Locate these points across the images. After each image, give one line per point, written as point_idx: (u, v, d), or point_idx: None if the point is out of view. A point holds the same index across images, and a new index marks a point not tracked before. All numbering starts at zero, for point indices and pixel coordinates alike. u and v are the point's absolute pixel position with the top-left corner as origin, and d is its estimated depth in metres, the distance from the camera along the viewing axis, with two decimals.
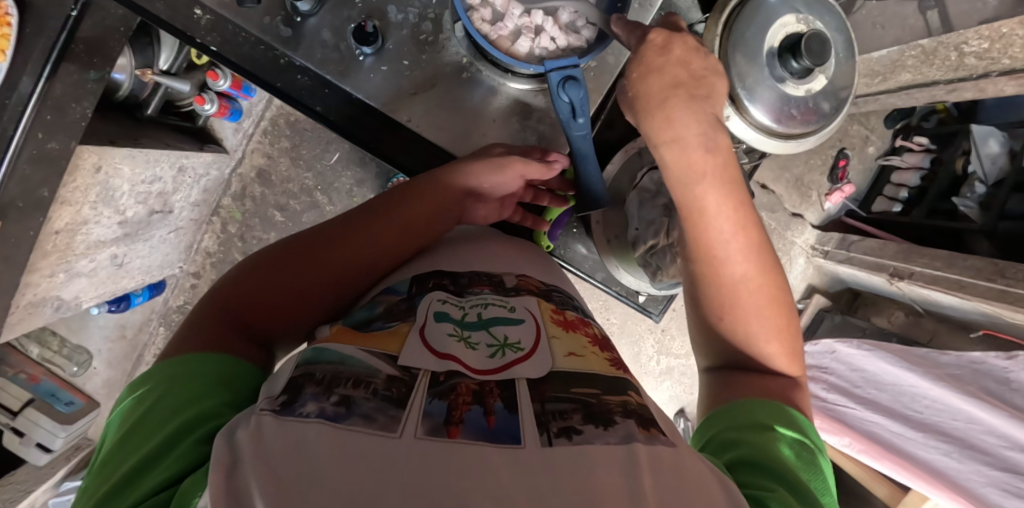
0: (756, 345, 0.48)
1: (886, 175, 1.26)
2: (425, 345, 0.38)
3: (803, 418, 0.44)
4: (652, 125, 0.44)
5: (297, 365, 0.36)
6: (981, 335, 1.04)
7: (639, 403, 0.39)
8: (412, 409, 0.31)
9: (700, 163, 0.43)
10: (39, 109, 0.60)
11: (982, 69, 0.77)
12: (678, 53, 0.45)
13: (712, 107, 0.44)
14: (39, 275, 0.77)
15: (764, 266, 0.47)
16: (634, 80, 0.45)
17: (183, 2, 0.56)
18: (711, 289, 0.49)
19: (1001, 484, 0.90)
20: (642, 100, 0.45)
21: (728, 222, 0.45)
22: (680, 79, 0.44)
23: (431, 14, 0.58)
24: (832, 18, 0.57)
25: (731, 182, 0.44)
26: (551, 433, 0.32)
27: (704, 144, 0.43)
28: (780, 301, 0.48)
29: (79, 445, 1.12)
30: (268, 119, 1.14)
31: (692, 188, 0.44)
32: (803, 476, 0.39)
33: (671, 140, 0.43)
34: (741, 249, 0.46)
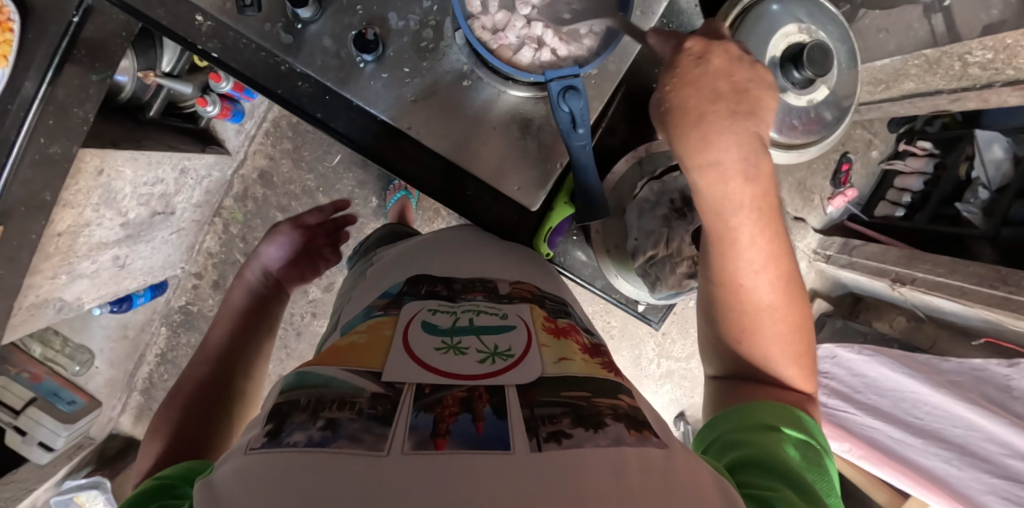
0: (772, 362, 0.47)
1: (888, 180, 1.23)
2: (410, 358, 0.39)
3: (809, 419, 0.44)
4: (687, 142, 0.42)
5: (281, 392, 0.37)
6: (984, 343, 1.04)
7: (631, 405, 0.38)
8: (397, 426, 0.32)
9: (737, 193, 0.41)
10: (41, 113, 0.61)
11: (986, 79, 0.77)
12: (718, 62, 0.43)
13: (754, 126, 0.41)
14: (41, 276, 0.77)
15: (789, 291, 0.46)
16: (670, 93, 0.43)
17: (185, 8, 0.56)
18: (732, 309, 0.47)
19: (1002, 492, 0.91)
20: (676, 113, 0.42)
21: (760, 251, 0.43)
22: (719, 92, 0.41)
23: (432, 21, 0.58)
24: (836, 27, 0.56)
25: (765, 209, 0.42)
26: (541, 438, 0.32)
27: (743, 171, 0.40)
28: (801, 325, 0.47)
29: (81, 444, 1.13)
30: (271, 120, 1.15)
31: (724, 215, 0.42)
32: (809, 476, 0.38)
33: (711, 164, 0.41)
34: (768, 275, 0.44)
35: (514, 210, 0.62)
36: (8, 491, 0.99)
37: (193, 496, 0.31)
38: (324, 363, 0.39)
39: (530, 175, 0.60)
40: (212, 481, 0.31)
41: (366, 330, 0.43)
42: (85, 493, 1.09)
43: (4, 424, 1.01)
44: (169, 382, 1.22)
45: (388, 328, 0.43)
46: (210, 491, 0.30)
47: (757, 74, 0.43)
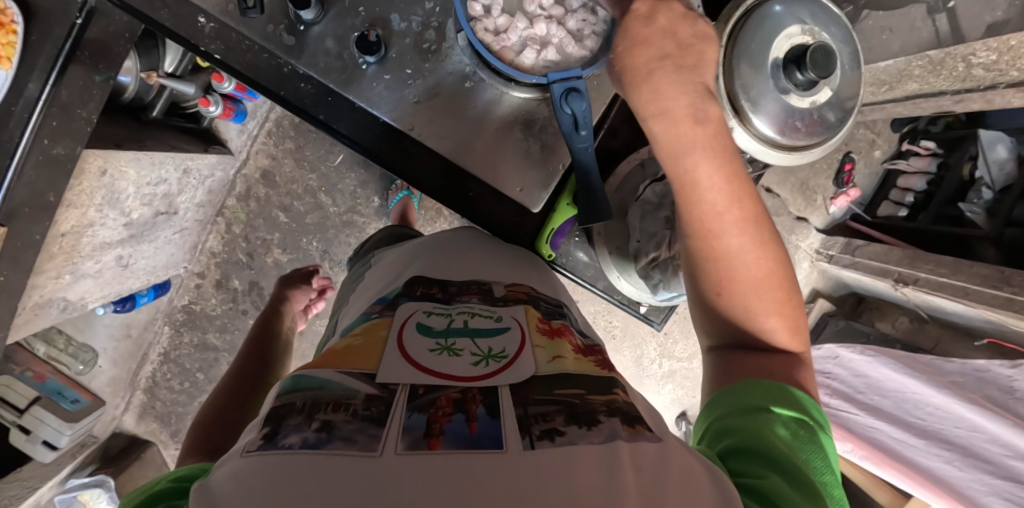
0: (757, 324, 0.46)
1: (892, 179, 1.24)
2: (404, 361, 0.38)
3: (803, 396, 0.42)
4: (640, 98, 0.43)
5: (279, 395, 0.37)
6: (986, 344, 1.04)
7: (626, 401, 0.38)
8: (391, 426, 0.32)
9: (690, 135, 0.42)
10: (45, 114, 0.61)
11: (990, 80, 0.77)
12: (664, 21, 0.43)
13: (700, 77, 0.43)
14: (45, 277, 0.78)
15: (761, 237, 0.44)
16: (621, 54, 0.44)
17: (187, 10, 0.56)
18: (708, 267, 0.46)
19: (1003, 493, 0.90)
20: (629, 74, 0.43)
21: (721, 194, 0.43)
22: (666, 51, 0.42)
23: (435, 22, 0.58)
24: (839, 29, 0.56)
25: (721, 150, 0.42)
26: (534, 436, 0.32)
27: (693, 115, 0.41)
28: (779, 276, 0.45)
29: (84, 442, 1.13)
30: (273, 120, 1.15)
31: (681, 160, 0.42)
32: (803, 457, 0.38)
33: (659, 114, 0.42)
34: (735, 223, 0.44)
35: (514, 210, 0.62)
36: (11, 489, 0.99)
37: (190, 498, 0.31)
38: (319, 366, 0.39)
39: (530, 178, 0.60)
40: (207, 485, 0.31)
41: (361, 334, 0.43)
42: (89, 492, 1.10)
43: (8, 422, 1.02)
44: (172, 381, 1.23)
45: (383, 329, 0.43)
46: (206, 494, 0.30)
47: (701, 29, 0.44)
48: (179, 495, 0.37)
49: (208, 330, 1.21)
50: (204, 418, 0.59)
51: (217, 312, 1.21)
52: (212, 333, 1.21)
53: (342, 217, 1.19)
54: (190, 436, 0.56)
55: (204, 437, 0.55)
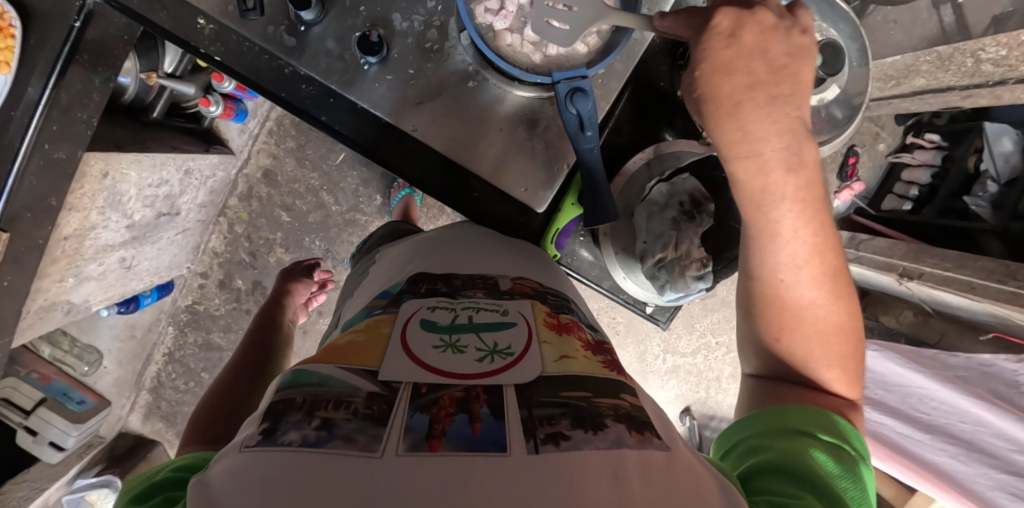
0: (814, 365, 0.45)
1: (896, 173, 1.23)
2: (407, 356, 0.39)
3: (846, 427, 0.42)
4: (725, 134, 0.41)
5: (279, 390, 0.37)
6: (991, 337, 1.03)
7: (633, 405, 0.38)
8: (393, 426, 0.32)
9: (780, 182, 0.41)
10: (46, 117, 0.60)
11: (999, 76, 0.75)
12: (750, 37, 0.40)
13: (795, 109, 0.40)
14: (49, 280, 0.77)
15: (835, 290, 0.44)
16: (700, 79, 0.41)
17: (187, 12, 0.55)
18: (770, 305, 0.45)
19: (1009, 488, 0.88)
20: (711, 102, 0.41)
21: (804, 245, 0.42)
22: (755, 76, 0.40)
23: (436, 21, 0.58)
24: (848, 25, 0.55)
25: (811, 202, 0.42)
26: (538, 439, 0.32)
27: (786, 160, 0.40)
28: (847, 324, 0.45)
29: (91, 443, 1.14)
30: (274, 119, 1.15)
31: (764, 207, 0.42)
32: (842, 485, 0.37)
33: (746, 156, 0.41)
34: (812, 273, 0.43)
35: (518, 209, 0.61)
36: (19, 491, 1.00)
37: (188, 493, 0.31)
38: (320, 361, 0.39)
39: (536, 177, 0.60)
40: (206, 479, 0.31)
41: (363, 329, 0.43)
42: (97, 491, 1.09)
43: (15, 424, 1.02)
44: (176, 381, 1.23)
45: (386, 326, 0.43)
46: (205, 489, 0.30)
47: (794, 43, 0.41)
48: (178, 486, 0.36)
49: (212, 331, 1.21)
50: (206, 404, 0.59)
51: (221, 312, 1.21)
52: (216, 333, 1.22)
53: (344, 216, 1.19)
54: (191, 420, 0.57)
55: (205, 422, 0.55)
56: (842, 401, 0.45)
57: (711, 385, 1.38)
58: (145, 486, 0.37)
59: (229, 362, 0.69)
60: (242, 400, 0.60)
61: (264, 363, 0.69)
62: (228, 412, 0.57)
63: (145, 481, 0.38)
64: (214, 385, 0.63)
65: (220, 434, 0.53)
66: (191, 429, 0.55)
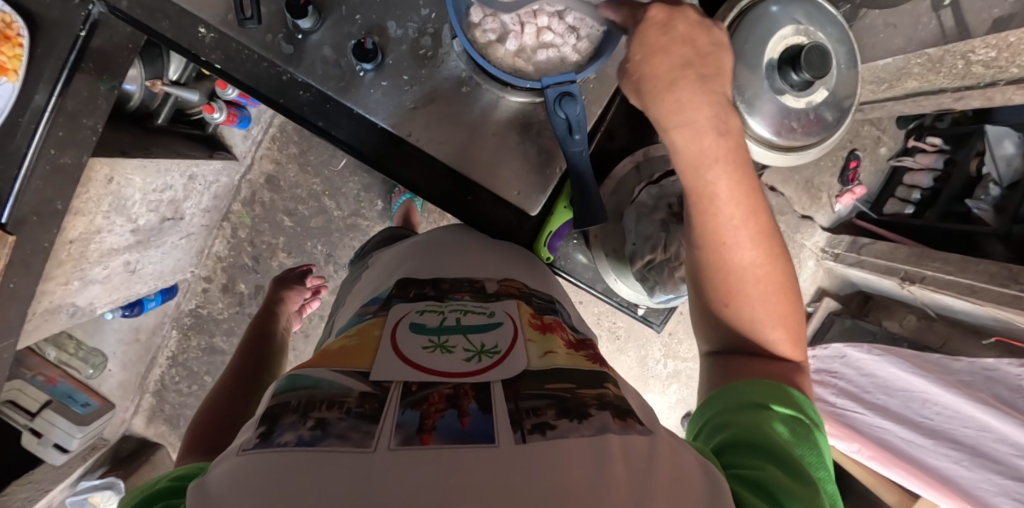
0: (761, 332, 0.47)
1: (898, 177, 1.24)
2: (396, 356, 0.39)
3: (800, 398, 0.43)
4: (662, 107, 0.44)
5: (274, 396, 0.38)
6: (995, 342, 1.03)
7: (617, 394, 0.38)
8: (385, 423, 0.32)
9: (712, 147, 0.43)
10: (52, 123, 0.62)
11: (990, 77, 0.76)
12: (682, 29, 0.45)
13: (720, 87, 0.44)
14: (55, 283, 0.79)
15: (770, 249, 0.46)
16: (638, 63, 0.45)
17: (188, 21, 0.57)
18: (715, 275, 0.46)
19: (1013, 493, 0.88)
20: (648, 79, 0.45)
21: (738, 206, 0.44)
22: (688, 58, 0.44)
23: (430, 29, 0.59)
24: (835, 29, 0.56)
25: (739, 162, 0.44)
26: (525, 430, 0.32)
27: (715, 127, 0.43)
28: (784, 285, 0.46)
29: (95, 445, 1.15)
30: (277, 125, 1.17)
31: (701, 172, 0.44)
32: (797, 452, 0.38)
33: (682, 125, 0.44)
34: (748, 233, 0.45)
35: (512, 213, 0.62)
36: (24, 492, 1.01)
37: (187, 496, 0.31)
38: (314, 366, 0.40)
39: (529, 181, 0.60)
40: (203, 483, 0.31)
41: (356, 332, 0.44)
42: (100, 493, 1.10)
43: (21, 425, 1.03)
44: (180, 384, 1.24)
45: (377, 329, 0.43)
46: (202, 491, 0.30)
47: (717, 38, 0.46)
48: (179, 493, 0.37)
49: (215, 334, 1.23)
50: (204, 413, 0.61)
51: (224, 316, 1.22)
52: (219, 337, 1.23)
53: (346, 221, 1.20)
54: (191, 430, 0.58)
55: (203, 432, 0.56)
56: (789, 366, 0.47)
57: None
58: (147, 494, 0.38)
59: (226, 372, 0.69)
60: (240, 410, 0.61)
61: (259, 371, 0.70)
62: (226, 423, 0.58)
63: (146, 489, 0.39)
64: (212, 394, 0.65)
65: (218, 445, 0.55)
66: (190, 441, 0.56)
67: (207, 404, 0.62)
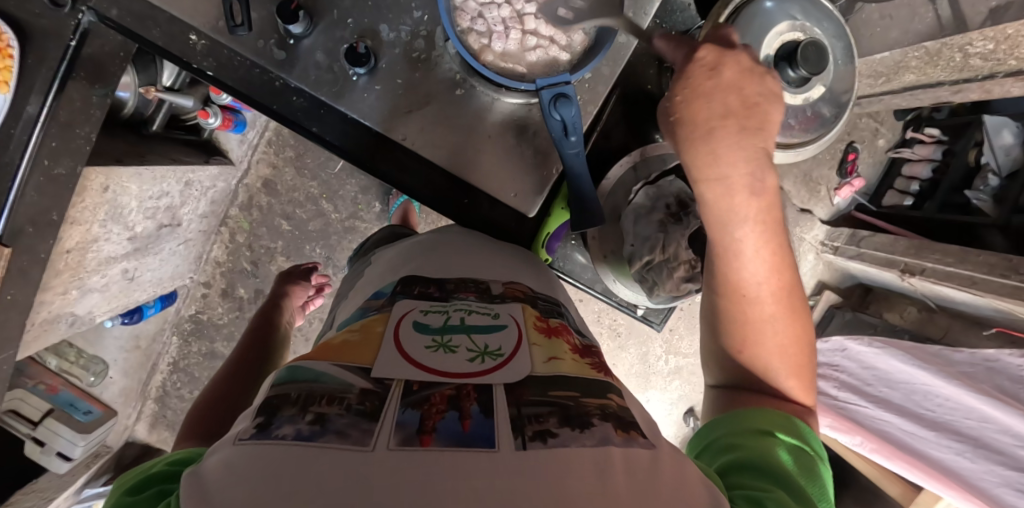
0: (775, 379, 0.48)
1: (897, 168, 1.23)
2: (400, 354, 0.39)
3: (805, 428, 0.43)
4: (696, 158, 0.43)
5: (274, 386, 0.37)
6: (995, 332, 1.02)
7: (620, 405, 0.38)
8: (385, 421, 0.32)
9: (744, 205, 0.42)
10: (45, 134, 0.62)
11: (988, 71, 0.77)
12: (730, 75, 0.43)
13: (763, 141, 0.43)
14: (53, 293, 0.78)
15: (791, 305, 0.46)
16: (679, 104, 0.44)
17: (179, 28, 0.56)
18: (735, 323, 0.48)
19: (1014, 484, 0.88)
20: (687, 125, 0.44)
21: (764, 264, 0.45)
22: (729, 108, 0.43)
23: (423, 31, 0.58)
24: (832, 23, 0.56)
25: (771, 223, 0.44)
26: (526, 436, 0.32)
27: (750, 186, 0.42)
28: (800, 339, 0.47)
29: (98, 452, 1.15)
30: (272, 129, 1.16)
31: (730, 227, 0.44)
32: (803, 482, 0.38)
33: (714, 179, 0.43)
34: (770, 290, 0.46)
35: (510, 214, 0.62)
36: (28, 501, 1.02)
37: (182, 485, 0.31)
38: (317, 358, 0.39)
39: (527, 181, 0.60)
40: (199, 472, 0.31)
41: (359, 328, 0.43)
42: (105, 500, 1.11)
43: (23, 435, 1.03)
44: (181, 390, 1.24)
45: (380, 325, 0.43)
46: (198, 480, 0.30)
47: (768, 86, 0.43)
48: (172, 478, 0.37)
49: (216, 340, 1.23)
50: (204, 399, 0.60)
51: (224, 321, 1.22)
52: (220, 342, 1.23)
53: (344, 224, 1.20)
54: (191, 412, 0.58)
55: (203, 416, 0.56)
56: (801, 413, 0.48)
57: None
58: (141, 478, 0.37)
59: (226, 362, 0.69)
60: (239, 401, 0.61)
61: (261, 362, 0.69)
62: (225, 411, 0.58)
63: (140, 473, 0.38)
64: (213, 381, 0.65)
65: (213, 432, 0.54)
66: (190, 422, 0.56)
67: (207, 392, 0.62)
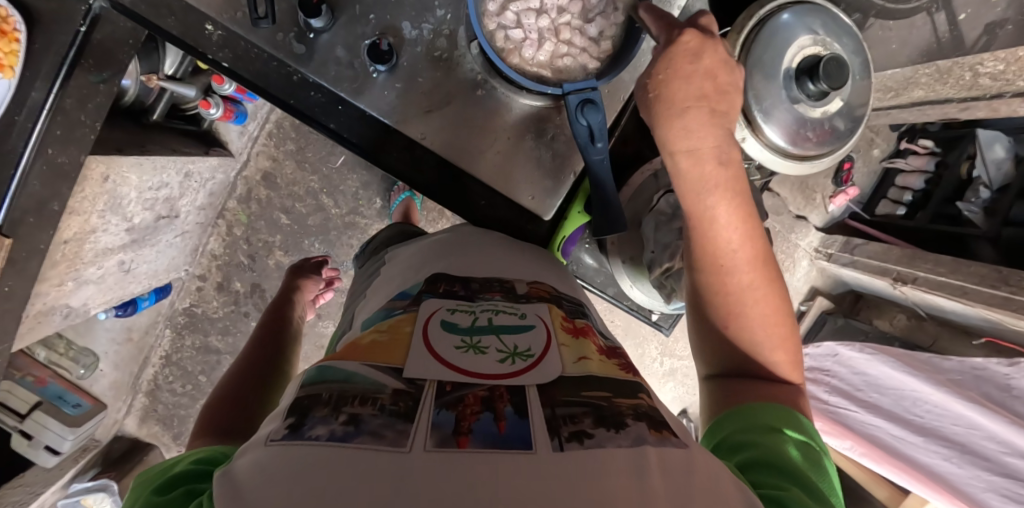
0: (759, 352, 0.48)
1: (891, 178, 1.25)
2: (427, 355, 0.39)
3: (808, 422, 0.44)
4: (669, 132, 0.45)
5: (304, 385, 0.37)
6: (984, 342, 1.05)
7: (650, 405, 0.39)
8: (420, 422, 0.32)
9: (712, 174, 0.44)
10: (50, 122, 0.60)
11: (997, 89, 0.78)
12: (708, 62, 0.45)
13: (728, 123, 0.45)
14: (48, 284, 0.76)
15: (767, 271, 0.47)
16: (660, 82, 0.46)
17: (195, 18, 0.55)
18: (714, 297, 0.48)
19: (1002, 490, 0.91)
20: (664, 103, 0.45)
21: (738, 232, 0.46)
22: (705, 91, 0.45)
23: (446, 30, 0.58)
24: (850, 39, 0.57)
25: (740, 191, 0.45)
26: (563, 437, 0.32)
27: (718, 156, 0.44)
28: (779, 309, 0.48)
29: (86, 446, 1.13)
30: (274, 122, 1.14)
31: (702, 194, 0.45)
32: (813, 478, 0.38)
33: (687, 151, 0.45)
34: (747, 258, 0.46)
35: (526, 217, 0.62)
36: (15, 495, 0.99)
37: (212, 487, 0.30)
38: (345, 358, 0.39)
39: (544, 185, 0.60)
40: (231, 471, 0.31)
41: (387, 329, 0.42)
42: (93, 495, 1.08)
43: (9, 427, 1.01)
44: (173, 384, 1.22)
45: (408, 325, 0.42)
46: (230, 481, 0.30)
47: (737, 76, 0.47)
48: (201, 478, 0.36)
49: (210, 333, 1.21)
50: (219, 395, 0.59)
51: (219, 315, 1.20)
52: (214, 336, 1.21)
53: (344, 219, 1.19)
54: (206, 407, 0.57)
55: (216, 415, 0.55)
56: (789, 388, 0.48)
57: None
58: (167, 477, 0.36)
59: (239, 357, 0.68)
60: (255, 397, 0.59)
61: (275, 359, 0.68)
62: (240, 408, 0.57)
63: (163, 472, 0.37)
64: (226, 375, 0.64)
65: (228, 428, 0.53)
66: (205, 416, 0.55)
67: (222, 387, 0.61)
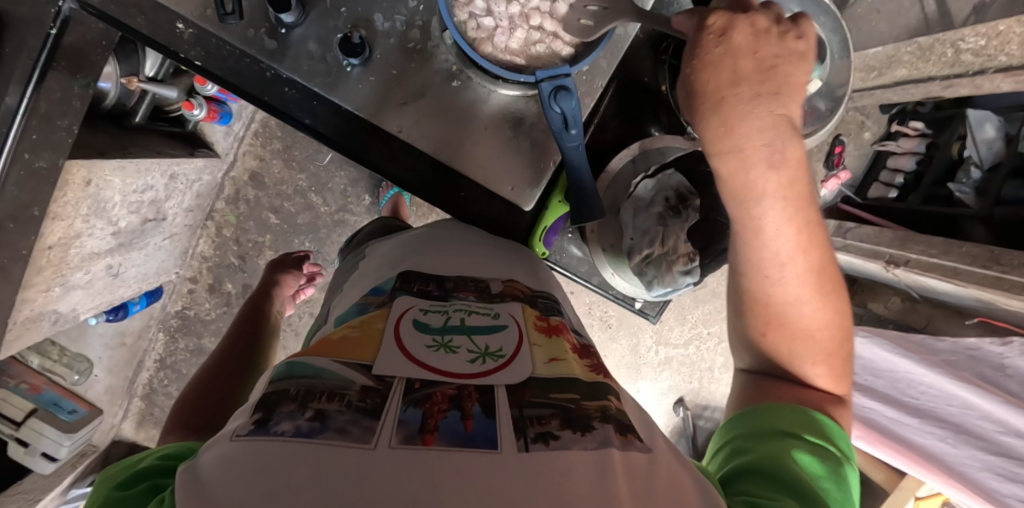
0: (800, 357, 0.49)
1: (882, 160, 1.23)
2: (398, 352, 0.38)
3: (831, 426, 0.45)
4: (710, 130, 0.44)
5: (272, 380, 0.37)
6: (977, 322, 1.05)
7: (619, 408, 0.38)
8: (386, 419, 0.32)
9: (761, 179, 0.43)
10: (25, 126, 0.59)
11: (979, 66, 0.77)
12: (739, 40, 0.43)
13: (778, 107, 0.43)
14: (35, 290, 0.76)
15: (820, 284, 0.47)
16: (691, 77, 0.45)
17: (164, 16, 0.55)
18: (758, 301, 0.48)
19: (996, 469, 0.92)
20: (699, 96, 0.45)
21: (789, 243, 0.45)
22: (741, 74, 0.43)
23: (419, 21, 0.57)
24: (829, 18, 0.56)
25: (797, 199, 0.44)
26: (528, 438, 0.32)
27: (768, 158, 0.42)
28: (825, 319, 0.48)
29: (84, 452, 1.13)
30: (259, 121, 1.14)
31: (758, 211, 0.44)
32: (823, 482, 0.40)
33: (732, 150, 0.43)
34: (799, 266, 0.46)
35: (507, 210, 0.62)
36: (13, 502, 1.00)
37: (176, 480, 0.30)
38: (316, 354, 0.39)
39: (523, 175, 0.60)
40: (195, 467, 0.31)
41: (358, 325, 0.42)
42: None
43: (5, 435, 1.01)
44: (169, 387, 1.22)
45: (380, 322, 0.42)
46: (193, 477, 0.29)
47: (785, 47, 0.43)
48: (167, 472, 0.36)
49: (203, 335, 1.21)
50: (194, 389, 0.60)
51: (212, 316, 1.20)
52: (207, 338, 1.21)
53: (333, 217, 1.19)
54: (178, 405, 0.57)
55: (189, 408, 0.56)
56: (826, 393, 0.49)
57: (703, 375, 1.39)
58: (133, 472, 0.36)
59: (216, 351, 0.68)
60: (229, 389, 0.60)
61: (252, 351, 0.69)
62: (213, 401, 0.57)
63: (129, 467, 0.37)
64: (198, 376, 0.63)
65: (200, 420, 0.53)
66: (176, 414, 0.56)
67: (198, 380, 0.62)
